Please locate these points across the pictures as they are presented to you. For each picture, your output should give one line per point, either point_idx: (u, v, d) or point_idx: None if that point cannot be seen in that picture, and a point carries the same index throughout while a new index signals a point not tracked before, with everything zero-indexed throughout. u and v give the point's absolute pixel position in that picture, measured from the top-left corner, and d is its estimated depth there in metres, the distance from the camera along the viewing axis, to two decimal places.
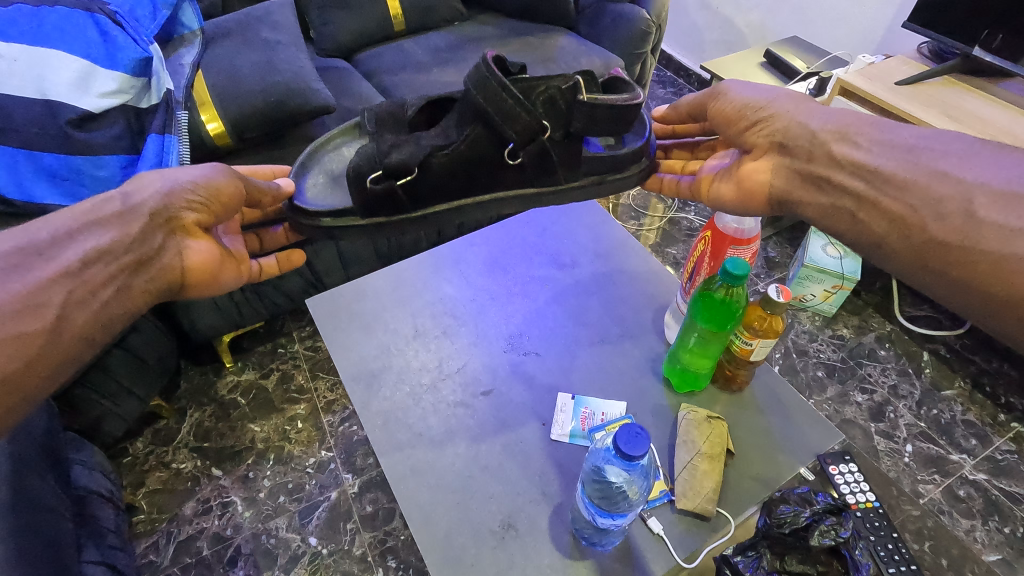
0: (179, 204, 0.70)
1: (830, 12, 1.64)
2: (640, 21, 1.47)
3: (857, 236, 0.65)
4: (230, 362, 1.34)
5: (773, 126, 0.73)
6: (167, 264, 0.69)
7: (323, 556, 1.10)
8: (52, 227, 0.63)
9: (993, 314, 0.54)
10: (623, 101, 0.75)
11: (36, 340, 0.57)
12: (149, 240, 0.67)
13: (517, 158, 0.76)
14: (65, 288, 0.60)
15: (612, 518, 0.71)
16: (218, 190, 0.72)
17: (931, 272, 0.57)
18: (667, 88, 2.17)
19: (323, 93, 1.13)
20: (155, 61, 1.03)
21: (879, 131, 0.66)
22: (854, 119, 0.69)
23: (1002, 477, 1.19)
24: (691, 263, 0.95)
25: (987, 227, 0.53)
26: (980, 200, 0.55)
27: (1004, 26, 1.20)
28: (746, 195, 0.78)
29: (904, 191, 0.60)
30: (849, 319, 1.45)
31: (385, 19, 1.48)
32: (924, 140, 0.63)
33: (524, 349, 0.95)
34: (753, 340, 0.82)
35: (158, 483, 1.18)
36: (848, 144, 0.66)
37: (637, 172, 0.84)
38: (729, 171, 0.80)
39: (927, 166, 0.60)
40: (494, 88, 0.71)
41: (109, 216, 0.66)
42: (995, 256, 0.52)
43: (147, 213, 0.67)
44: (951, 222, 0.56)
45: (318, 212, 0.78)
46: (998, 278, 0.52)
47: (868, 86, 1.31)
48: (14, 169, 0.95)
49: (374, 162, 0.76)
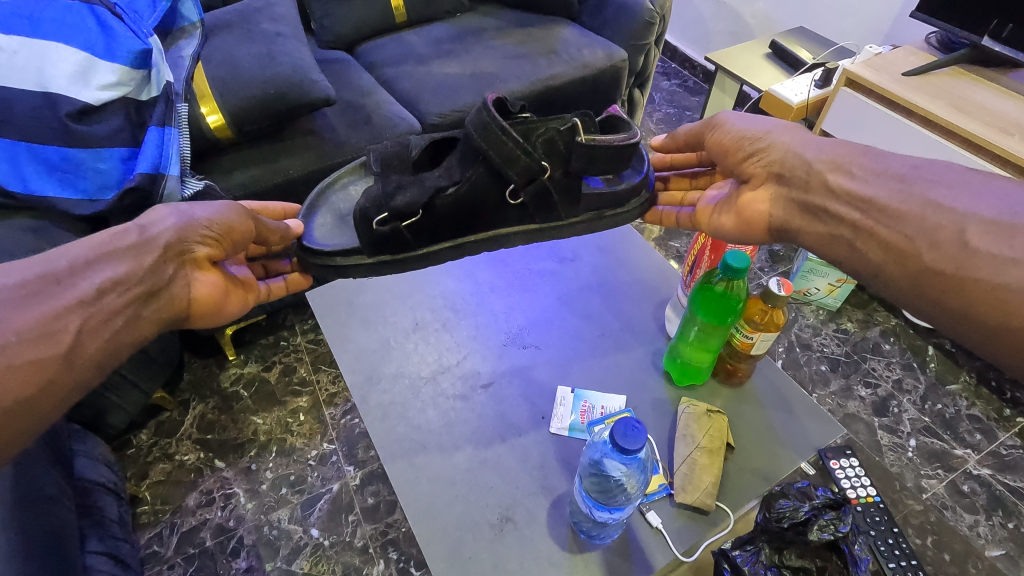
0: (192, 238, 0.70)
1: (837, 2, 1.62)
2: (643, 12, 1.43)
3: (852, 266, 0.65)
4: (233, 355, 1.35)
5: (770, 157, 0.73)
6: (175, 295, 0.68)
7: (324, 547, 1.10)
8: (70, 255, 0.62)
9: (989, 345, 0.53)
10: (621, 140, 0.75)
11: (50, 367, 0.56)
12: (161, 272, 0.66)
13: (518, 198, 0.76)
14: (81, 315, 0.59)
15: (609, 512, 0.72)
16: (232, 227, 0.72)
17: (927, 301, 0.56)
18: (672, 80, 2.15)
19: (322, 85, 1.13)
20: (155, 52, 1.02)
21: (871, 159, 0.66)
22: (848, 148, 0.69)
23: (1007, 473, 1.19)
24: (692, 256, 0.94)
25: (980, 256, 0.53)
26: (973, 230, 0.54)
27: (1013, 17, 1.18)
28: (745, 224, 0.76)
29: (899, 218, 0.60)
30: (853, 313, 1.44)
31: (386, 10, 1.47)
32: (913, 170, 0.63)
33: (524, 343, 0.95)
34: (754, 334, 0.81)
35: (162, 474, 1.19)
36: (842, 174, 0.66)
37: (639, 206, 0.83)
38: (728, 203, 0.79)
39: (920, 196, 0.60)
40: (495, 130, 0.71)
41: (125, 248, 0.65)
42: (991, 284, 0.52)
43: (161, 245, 0.67)
44: (945, 250, 0.55)
45: (330, 251, 0.78)
46: (995, 308, 0.51)
47: (874, 77, 1.29)
48: (15, 162, 0.96)
49: (380, 205, 0.74)
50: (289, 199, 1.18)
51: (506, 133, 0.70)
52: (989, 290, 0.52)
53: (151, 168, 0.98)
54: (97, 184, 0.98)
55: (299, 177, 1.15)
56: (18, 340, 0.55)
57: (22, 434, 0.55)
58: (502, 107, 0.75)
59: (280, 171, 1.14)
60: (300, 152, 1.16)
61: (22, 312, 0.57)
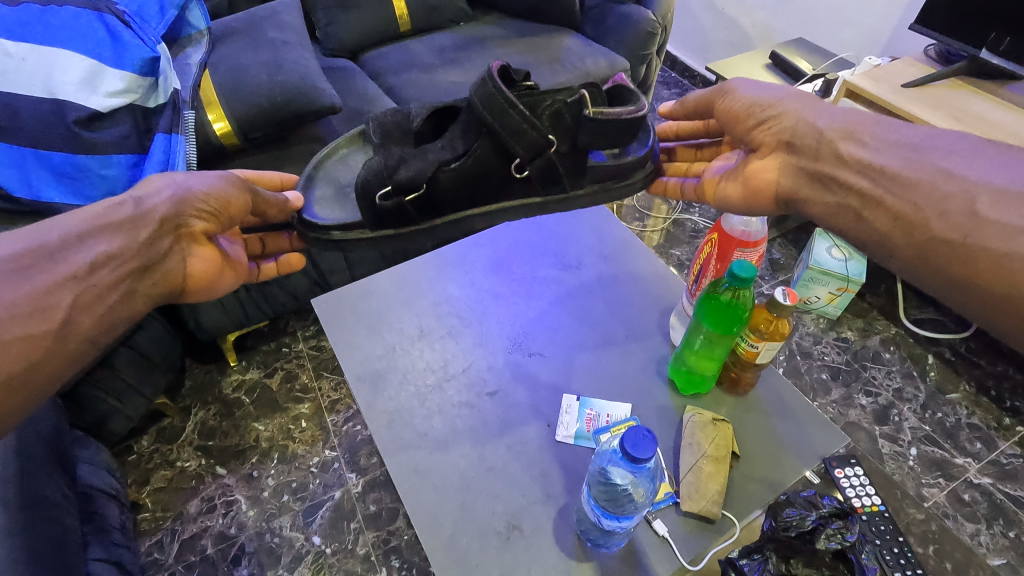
0: (188, 212, 0.70)
1: (836, 13, 1.64)
2: (645, 23, 1.46)
3: (860, 234, 0.65)
4: (235, 361, 1.35)
5: (781, 125, 0.73)
6: (171, 270, 0.69)
7: (326, 555, 1.10)
8: (63, 228, 0.61)
9: (990, 313, 0.53)
10: (629, 113, 0.74)
11: (42, 342, 0.56)
12: (156, 246, 0.66)
13: (524, 171, 0.76)
14: (73, 290, 0.59)
15: (618, 520, 0.71)
16: (229, 202, 0.73)
17: (931, 269, 0.57)
18: (672, 89, 2.17)
19: (328, 92, 1.13)
20: (163, 60, 1.04)
21: (883, 130, 0.65)
22: (860, 117, 0.68)
23: (1007, 482, 1.19)
24: (698, 264, 0.95)
25: (989, 226, 0.53)
26: (983, 200, 0.54)
27: (1012, 29, 1.20)
28: (753, 194, 0.78)
29: (909, 187, 0.59)
30: (853, 322, 1.45)
31: (390, 19, 1.48)
32: (927, 140, 0.62)
33: (529, 350, 0.95)
34: (759, 343, 0.82)
35: (163, 481, 1.18)
36: (854, 143, 0.66)
37: (642, 179, 0.85)
38: (736, 170, 0.80)
39: (931, 165, 0.59)
40: (501, 103, 0.71)
41: (120, 221, 0.64)
42: (997, 254, 0.52)
43: (157, 219, 0.67)
44: (953, 220, 0.55)
45: (327, 226, 0.78)
46: (999, 278, 0.51)
47: (874, 88, 1.30)
48: (23, 167, 0.96)
49: (383, 178, 0.75)
50: None
51: (513, 107, 0.71)
52: (994, 258, 0.52)
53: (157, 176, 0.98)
54: (103, 190, 0.98)
55: None
56: (10, 314, 0.55)
57: (15, 411, 0.55)
58: (507, 76, 0.76)
59: None
60: (305, 159, 1.17)
61: (13, 287, 0.56)
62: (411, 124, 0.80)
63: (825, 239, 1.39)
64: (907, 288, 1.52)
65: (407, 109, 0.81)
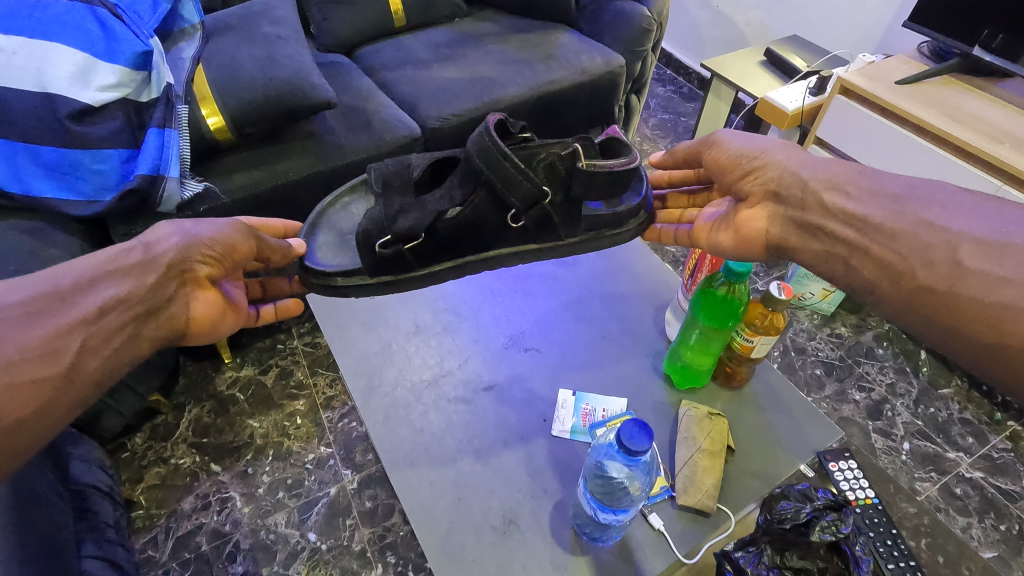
0: (194, 257, 0.69)
1: (831, 11, 1.65)
2: (640, 19, 1.46)
3: (847, 283, 0.65)
4: (229, 358, 1.34)
5: (767, 175, 0.73)
6: (174, 314, 0.68)
7: (322, 552, 1.10)
8: (74, 272, 0.61)
9: (980, 360, 0.53)
10: (621, 165, 0.76)
11: (50, 385, 0.55)
12: (162, 290, 0.65)
13: (518, 221, 0.77)
14: (82, 334, 0.58)
15: (613, 513, 0.72)
16: (234, 247, 0.72)
17: (919, 317, 0.57)
18: (667, 86, 2.17)
19: (323, 88, 1.14)
20: (156, 54, 1.02)
21: (866, 180, 0.67)
22: (842, 168, 0.69)
23: (998, 475, 1.20)
24: (692, 260, 0.94)
25: (972, 275, 0.53)
26: (965, 249, 0.55)
27: (1005, 27, 1.20)
28: (744, 241, 0.76)
29: (894, 238, 0.60)
30: (847, 318, 1.46)
31: (385, 14, 1.48)
32: (908, 190, 0.64)
33: (525, 346, 0.95)
34: (754, 338, 0.82)
35: (157, 478, 1.18)
36: (838, 193, 0.67)
37: (636, 225, 0.82)
38: (726, 221, 0.78)
39: (913, 215, 0.60)
40: (496, 155, 0.71)
41: (129, 265, 0.64)
42: (981, 302, 0.52)
43: (164, 265, 0.66)
44: (938, 269, 0.56)
45: (331, 272, 0.77)
46: (986, 325, 0.52)
47: (868, 85, 1.31)
48: (13, 162, 0.95)
49: (382, 228, 0.74)
50: (288, 201, 1.17)
51: (507, 159, 0.70)
52: (979, 307, 0.52)
53: (150, 170, 0.98)
54: (96, 185, 0.98)
55: (297, 180, 1.15)
56: (21, 357, 0.54)
57: (21, 452, 0.54)
58: (503, 129, 0.76)
59: (279, 173, 1.14)
60: (300, 155, 1.16)
61: (25, 330, 0.55)
62: (411, 174, 0.78)
63: None
64: None
65: (407, 159, 0.81)
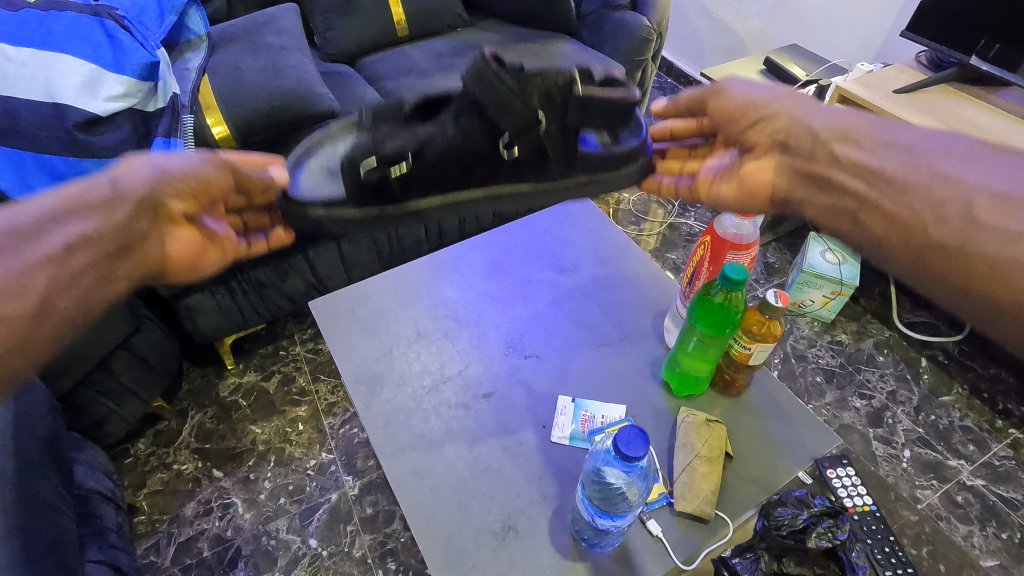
0: (166, 192, 0.65)
1: (829, 20, 1.66)
2: (640, 29, 1.48)
3: (855, 240, 0.58)
4: (232, 364, 1.35)
5: (774, 125, 0.68)
6: (149, 251, 0.65)
7: (323, 558, 1.10)
8: (37, 209, 0.57)
9: (978, 319, 0.48)
10: (619, 95, 0.78)
11: (19, 324, 0.52)
12: (133, 228, 0.62)
13: (512, 151, 0.75)
14: (47, 272, 0.55)
15: (612, 519, 0.72)
16: (208, 182, 0.68)
17: (929, 276, 0.51)
18: (668, 95, 2.19)
19: (326, 97, 1.16)
20: (162, 65, 1.05)
21: (880, 131, 0.60)
22: (856, 117, 0.63)
23: (999, 483, 1.20)
24: (691, 266, 0.95)
25: (986, 231, 0.48)
26: (980, 203, 0.49)
27: (1001, 37, 1.21)
28: (746, 195, 0.73)
29: (910, 193, 0.53)
30: (847, 325, 1.46)
31: (388, 25, 1.50)
32: (924, 141, 0.57)
33: (525, 352, 0.96)
34: (752, 345, 0.83)
35: (159, 484, 1.19)
36: (849, 143, 0.60)
37: (633, 169, 0.81)
38: (731, 170, 0.75)
39: (926, 167, 0.54)
40: (489, 76, 0.70)
41: (94, 202, 0.60)
42: (994, 264, 0.47)
43: (133, 200, 0.62)
44: (950, 225, 0.49)
45: (311, 201, 0.77)
46: (999, 283, 0.46)
47: (866, 94, 1.32)
48: (21, 169, 0.96)
49: (367, 151, 0.74)
50: None
51: (501, 79, 0.70)
52: (1005, 281, 0.46)
53: None
54: None
55: None
56: None
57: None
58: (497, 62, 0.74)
59: None
60: None
61: None
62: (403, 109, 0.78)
63: (819, 243, 1.41)
64: (902, 293, 1.53)
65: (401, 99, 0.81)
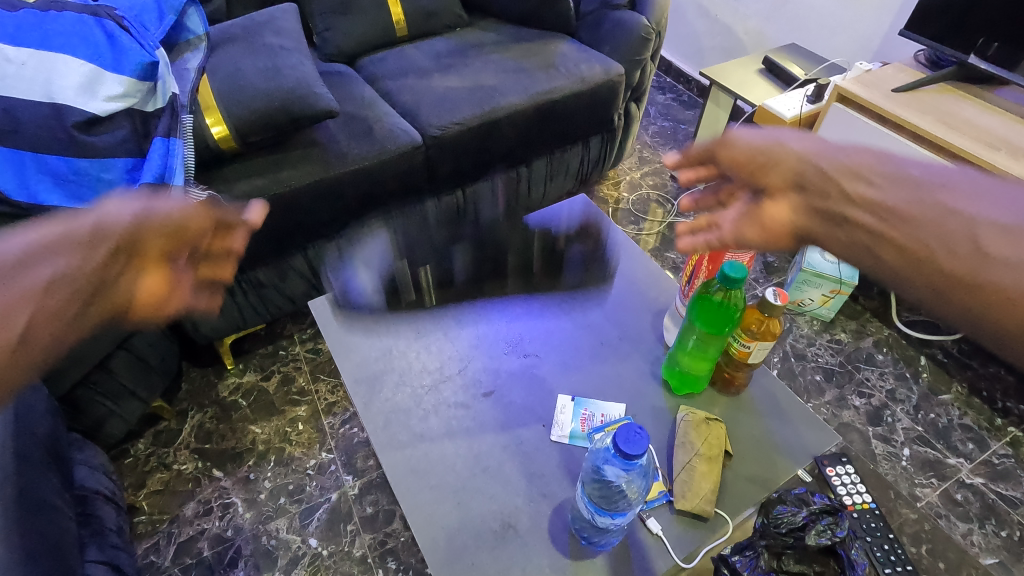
0: (146, 232, 0.55)
1: (828, 19, 1.66)
2: (639, 28, 1.47)
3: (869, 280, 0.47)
4: (232, 364, 1.35)
5: (789, 168, 0.55)
6: (118, 297, 0.52)
7: (323, 557, 1.10)
8: (11, 243, 0.47)
9: (1004, 355, 0.39)
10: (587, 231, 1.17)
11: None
12: (112, 269, 0.51)
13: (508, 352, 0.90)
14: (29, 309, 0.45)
15: (611, 517, 0.73)
16: (187, 226, 0.60)
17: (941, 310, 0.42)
18: (667, 94, 2.19)
19: (325, 97, 1.16)
20: (161, 65, 1.04)
21: (889, 168, 0.49)
22: (869, 155, 0.51)
23: (998, 481, 1.20)
24: (689, 265, 0.94)
25: (995, 262, 0.40)
26: (986, 235, 0.41)
27: (1000, 35, 1.22)
28: (771, 240, 0.58)
29: (926, 227, 0.44)
30: (847, 324, 1.46)
31: (388, 24, 1.50)
32: (931, 174, 0.47)
33: (525, 352, 0.96)
34: (751, 343, 0.82)
35: (159, 484, 1.19)
36: (862, 182, 0.49)
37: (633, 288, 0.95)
38: (744, 216, 0.61)
39: (935, 201, 0.45)
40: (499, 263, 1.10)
41: (74, 236, 0.50)
42: (1013, 297, 0.39)
43: (115, 236, 0.52)
44: (961, 256, 0.41)
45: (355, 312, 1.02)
46: (1015, 310, 0.39)
47: (865, 93, 1.31)
48: (21, 170, 0.97)
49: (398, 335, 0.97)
50: (292, 210, 1.19)
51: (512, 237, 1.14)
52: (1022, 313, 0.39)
53: (155, 178, 1.00)
54: (101, 194, 1.01)
55: (300, 187, 1.16)
56: None
57: None
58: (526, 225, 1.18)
59: (281, 181, 1.15)
60: (302, 164, 1.18)
61: None
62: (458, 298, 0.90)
63: None
64: None
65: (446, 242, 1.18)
